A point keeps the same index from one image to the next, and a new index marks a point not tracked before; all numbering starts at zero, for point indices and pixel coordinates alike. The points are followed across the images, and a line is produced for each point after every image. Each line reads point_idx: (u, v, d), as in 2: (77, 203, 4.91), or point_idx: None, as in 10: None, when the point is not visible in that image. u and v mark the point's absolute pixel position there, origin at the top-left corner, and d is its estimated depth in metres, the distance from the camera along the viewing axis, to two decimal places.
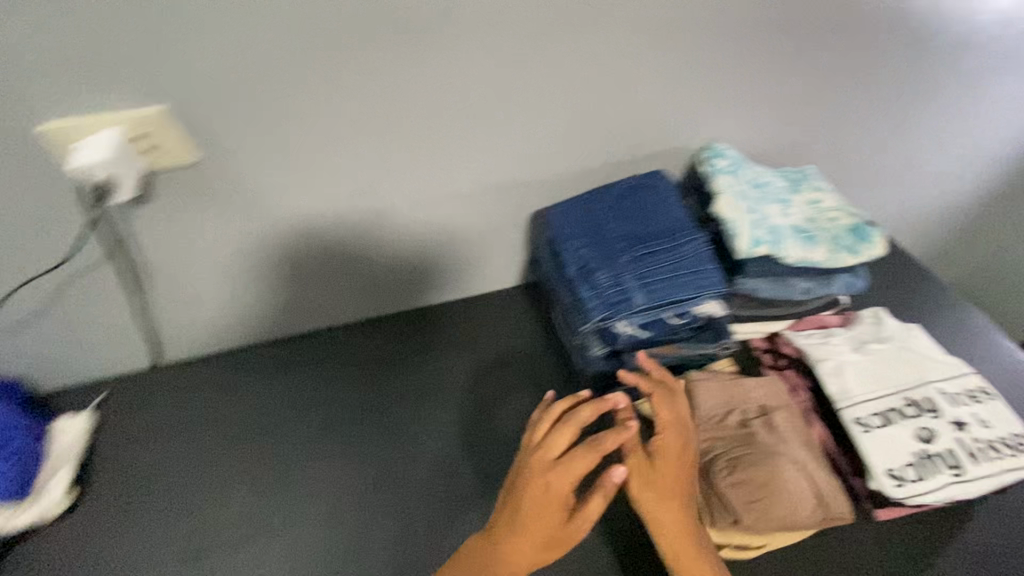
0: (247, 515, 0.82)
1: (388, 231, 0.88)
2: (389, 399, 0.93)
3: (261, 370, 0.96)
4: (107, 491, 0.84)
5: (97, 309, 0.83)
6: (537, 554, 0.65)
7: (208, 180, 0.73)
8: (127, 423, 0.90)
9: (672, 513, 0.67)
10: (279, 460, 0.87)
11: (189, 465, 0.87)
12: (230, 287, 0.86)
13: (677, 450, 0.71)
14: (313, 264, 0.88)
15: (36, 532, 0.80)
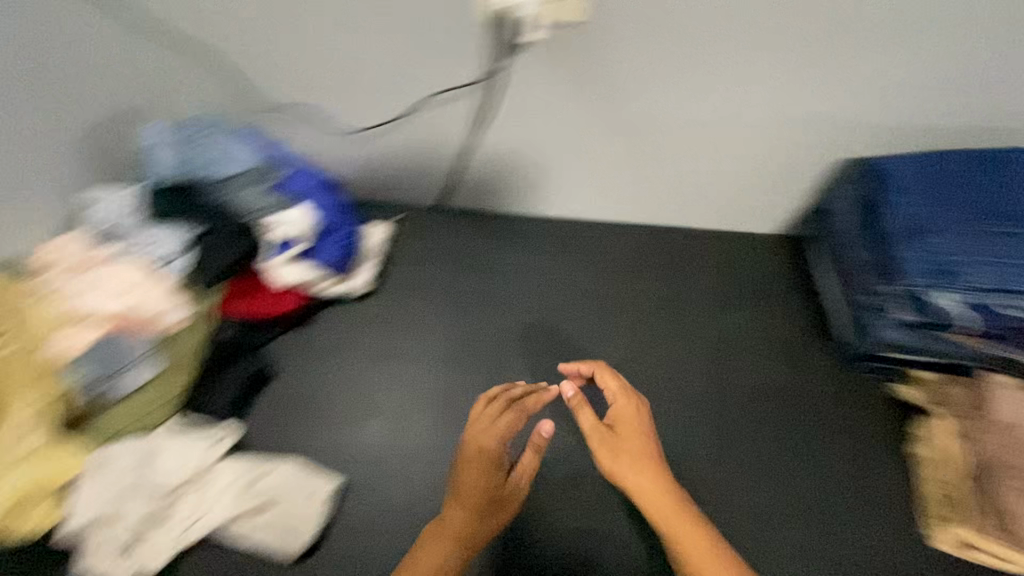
0: (502, 361, 0.94)
1: (691, 138, 0.90)
2: (640, 309, 0.99)
3: (525, 240, 1.06)
4: (394, 293, 1.01)
5: (428, 141, 0.95)
6: (477, 519, 0.70)
7: (574, 45, 0.79)
8: (417, 243, 1.06)
9: (633, 471, 0.71)
10: (538, 320, 0.98)
11: (459, 294, 1.01)
12: (534, 153, 0.95)
13: (630, 418, 0.76)
14: (611, 152, 0.94)
15: (343, 302, 0.98)
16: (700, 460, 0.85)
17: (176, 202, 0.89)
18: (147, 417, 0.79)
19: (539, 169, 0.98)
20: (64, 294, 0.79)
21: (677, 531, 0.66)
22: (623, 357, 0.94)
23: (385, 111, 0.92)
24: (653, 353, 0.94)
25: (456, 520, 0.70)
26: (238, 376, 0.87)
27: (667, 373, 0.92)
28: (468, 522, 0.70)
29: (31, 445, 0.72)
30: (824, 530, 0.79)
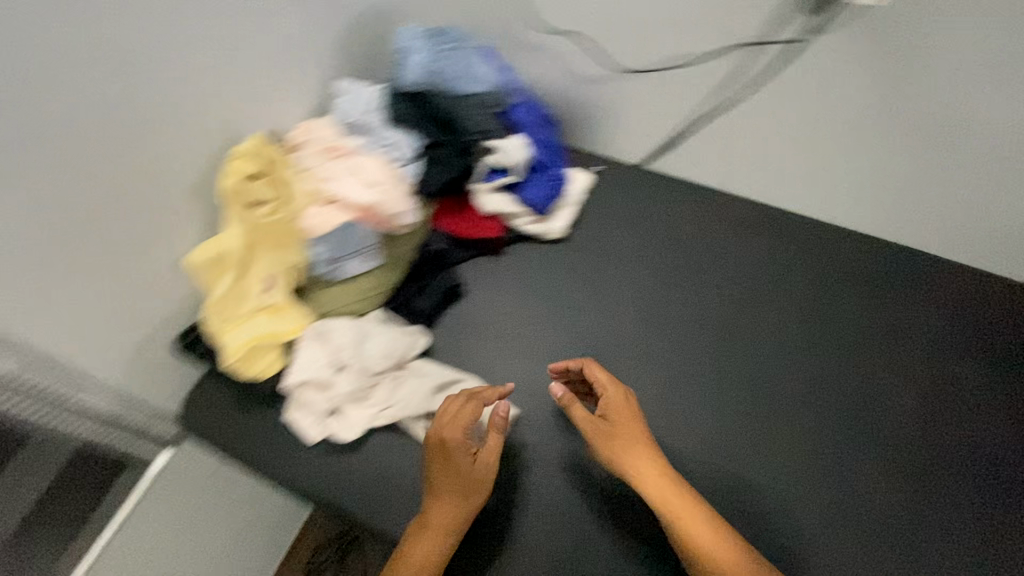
0: (659, 340, 0.89)
1: (943, 153, 0.87)
2: (814, 321, 0.88)
3: (724, 224, 0.97)
4: (580, 247, 0.97)
5: (669, 95, 0.98)
6: (459, 511, 0.72)
7: (869, 27, 0.80)
8: (618, 199, 1.01)
9: (643, 458, 0.73)
10: (742, 314, 0.89)
11: (655, 260, 0.95)
12: (769, 130, 0.96)
13: (624, 417, 0.76)
14: (847, 149, 0.92)
15: (535, 241, 0.98)
16: (845, 503, 0.78)
17: (414, 110, 0.93)
18: (360, 302, 0.87)
19: (765, 150, 0.98)
20: (312, 173, 0.83)
21: (689, 522, 0.68)
22: (785, 366, 0.85)
23: (642, 54, 0.95)
24: (820, 368, 0.85)
25: (441, 513, 0.72)
26: (438, 287, 0.91)
27: (864, 409, 0.82)
28: (457, 512, 0.72)
29: (274, 299, 0.81)
30: None
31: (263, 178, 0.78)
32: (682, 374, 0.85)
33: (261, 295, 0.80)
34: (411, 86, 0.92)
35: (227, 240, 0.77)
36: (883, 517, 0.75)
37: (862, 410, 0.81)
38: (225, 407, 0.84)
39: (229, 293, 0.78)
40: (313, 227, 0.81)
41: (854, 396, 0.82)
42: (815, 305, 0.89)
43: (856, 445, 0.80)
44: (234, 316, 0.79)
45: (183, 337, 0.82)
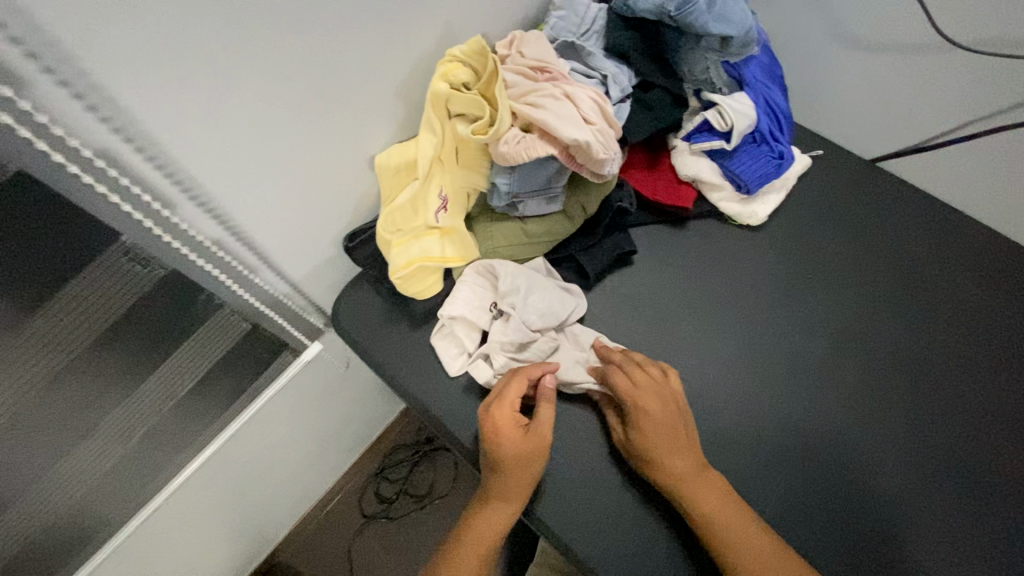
0: (817, 349, 0.79)
1: None
2: (977, 361, 0.78)
3: (943, 248, 0.86)
4: (778, 238, 0.87)
5: (935, 94, 0.86)
6: (515, 489, 0.69)
7: None
8: (826, 198, 0.90)
9: (675, 457, 0.66)
10: (953, 369, 0.77)
11: (857, 279, 0.84)
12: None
13: (660, 413, 0.68)
14: None
15: (727, 224, 0.88)
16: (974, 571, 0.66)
17: (638, 42, 0.81)
18: (530, 245, 0.80)
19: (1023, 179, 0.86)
20: (518, 93, 0.74)
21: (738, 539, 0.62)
22: (937, 402, 0.76)
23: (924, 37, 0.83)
24: (972, 413, 0.75)
25: (501, 486, 0.69)
26: (610, 248, 0.83)
27: None
28: (521, 488, 0.69)
29: (446, 222, 0.76)
30: None
31: (473, 87, 0.70)
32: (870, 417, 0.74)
33: (436, 214, 0.75)
34: (650, 8, 0.76)
35: (423, 147, 0.73)
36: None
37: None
38: (377, 314, 0.83)
39: (407, 203, 0.75)
40: (506, 156, 0.71)
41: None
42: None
43: (994, 501, 0.70)
44: (406, 229, 0.75)
45: (350, 239, 0.80)
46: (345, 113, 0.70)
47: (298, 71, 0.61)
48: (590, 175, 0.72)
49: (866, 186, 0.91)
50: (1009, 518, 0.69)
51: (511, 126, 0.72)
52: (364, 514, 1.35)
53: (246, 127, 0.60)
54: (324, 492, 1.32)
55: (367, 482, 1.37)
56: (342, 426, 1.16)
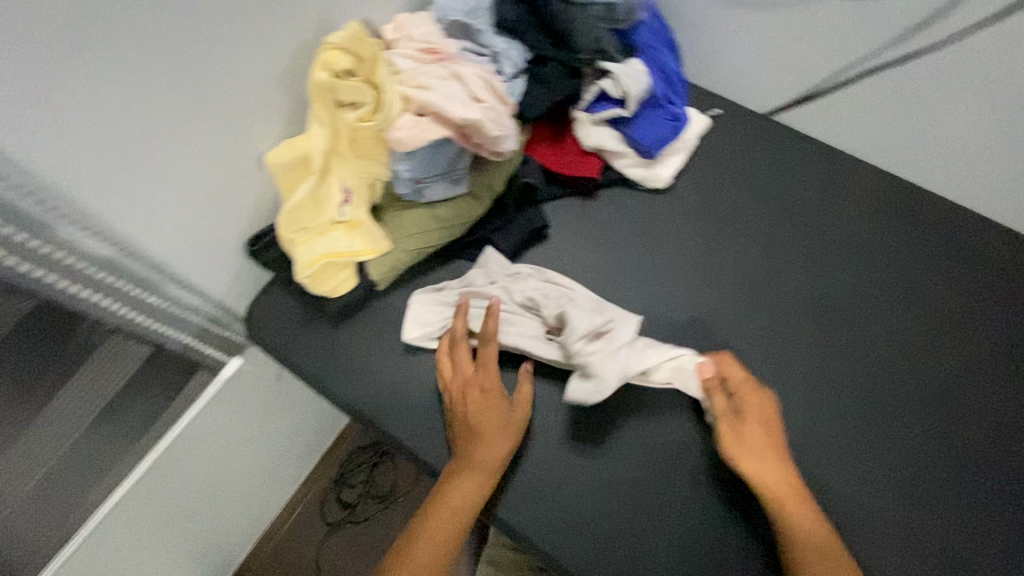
0: (731, 304, 0.81)
1: None
2: (876, 295, 0.81)
3: (841, 191, 0.89)
4: (683, 198, 0.89)
5: (814, 40, 0.89)
6: (495, 455, 0.69)
7: None
8: (729, 154, 0.92)
9: (767, 459, 0.66)
10: (863, 304, 0.80)
11: (767, 228, 0.86)
12: (915, 96, 0.87)
13: (760, 418, 0.68)
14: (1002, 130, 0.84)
15: (636, 188, 0.89)
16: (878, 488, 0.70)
17: (528, 15, 0.82)
18: (441, 231, 0.80)
19: (907, 114, 0.90)
20: (407, 78, 0.73)
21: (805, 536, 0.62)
22: (842, 339, 0.78)
23: None
24: (875, 346, 0.78)
25: (478, 458, 0.68)
26: (522, 223, 0.83)
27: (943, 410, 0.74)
28: (495, 459, 0.69)
29: (351, 215, 0.75)
30: None
31: (357, 74, 0.69)
32: (787, 359, 0.77)
33: (339, 208, 0.74)
34: None
35: (314, 141, 0.71)
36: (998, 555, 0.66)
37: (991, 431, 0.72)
38: (291, 320, 0.81)
39: (306, 201, 0.73)
40: (403, 141, 0.71)
41: (983, 414, 0.73)
42: (945, 308, 0.80)
43: (896, 425, 0.73)
44: (310, 227, 0.74)
45: (253, 243, 0.78)
46: (222, 115, 0.66)
47: (153, 74, 0.57)
48: (490, 153, 0.72)
49: (765, 138, 0.93)
50: (923, 439, 0.72)
51: (403, 112, 0.71)
52: (327, 521, 1.32)
53: (103, 140, 0.56)
54: (281, 506, 1.29)
55: (327, 490, 1.34)
56: (286, 439, 1.13)
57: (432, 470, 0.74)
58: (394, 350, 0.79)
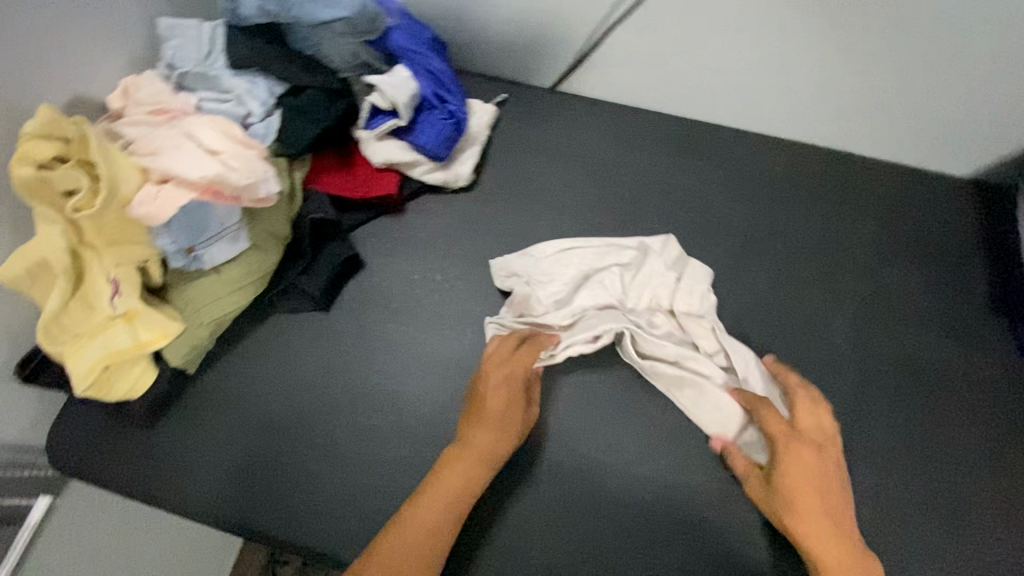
0: None
1: (845, 61, 0.79)
2: (687, 236, 0.83)
3: (637, 142, 0.90)
4: (489, 191, 0.88)
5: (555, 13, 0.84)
6: (494, 449, 0.65)
7: None
8: (524, 136, 0.91)
9: (806, 498, 0.63)
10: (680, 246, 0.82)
11: (577, 197, 0.87)
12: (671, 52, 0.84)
13: (803, 456, 0.65)
14: (757, 64, 0.82)
15: (443, 191, 0.87)
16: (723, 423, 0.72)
17: (264, 46, 0.75)
18: (237, 294, 0.74)
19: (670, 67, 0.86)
20: (140, 147, 0.67)
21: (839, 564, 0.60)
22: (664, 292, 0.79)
23: None
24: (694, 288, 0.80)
25: (484, 437, 0.66)
26: (328, 260, 0.78)
27: (761, 333, 0.77)
28: (498, 444, 0.66)
29: (125, 306, 0.67)
30: (880, 522, 0.67)
31: (70, 159, 0.62)
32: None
33: (110, 301, 0.67)
34: (255, 12, 0.72)
35: (45, 241, 0.63)
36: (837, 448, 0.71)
37: (811, 334, 0.77)
38: (101, 436, 0.74)
39: (65, 305, 0.65)
40: (148, 216, 0.64)
41: (801, 322, 0.78)
42: (746, 230, 0.83)
43: None
44: (81, 331, 0.67)
45: (23, 367, 0.70)
46: None
47: None
48: (253, 202, 0.67)
49: (557, 109, 0.92)
50: None
51: (143, 184, 0.65)
52: None
53: None
54: None
55: None
56: None
57: (289, 546, 0.69)
58: (224, 431, 0.74)
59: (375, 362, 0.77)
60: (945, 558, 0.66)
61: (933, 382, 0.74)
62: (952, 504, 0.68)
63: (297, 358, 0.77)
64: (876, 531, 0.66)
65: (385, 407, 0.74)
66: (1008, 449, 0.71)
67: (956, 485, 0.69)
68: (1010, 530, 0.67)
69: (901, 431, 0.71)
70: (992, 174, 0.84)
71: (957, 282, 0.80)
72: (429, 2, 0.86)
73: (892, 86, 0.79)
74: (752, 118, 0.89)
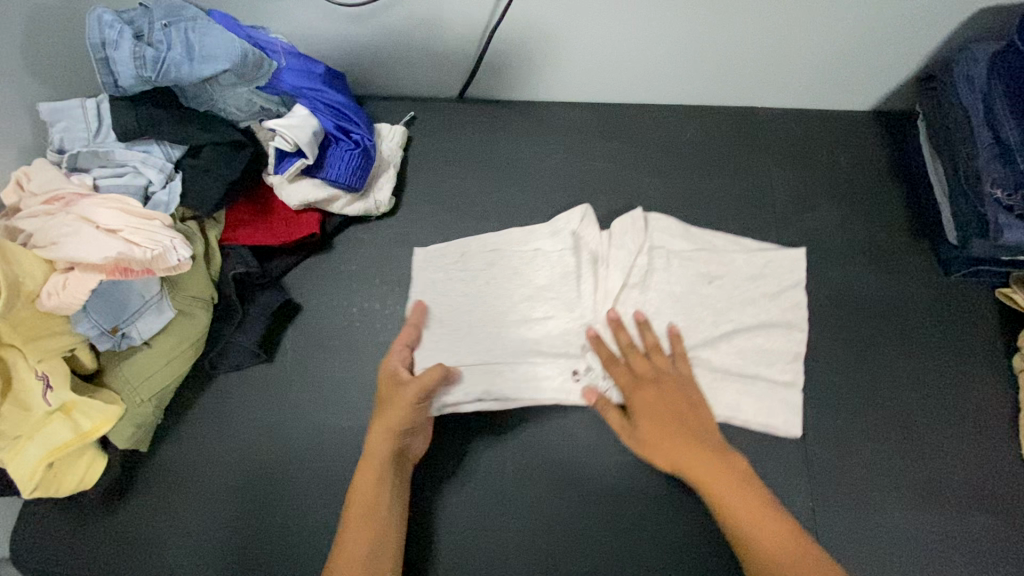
0: None
1: (728, 30, 0.78)
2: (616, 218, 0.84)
3: (554, 133, 0.90)
4: (412, 211, 0.88)
5: (437, 29, 0.83)
6: (393, 416, 0.67)
7: None
8: (440, 149, 0.91)
9: (673, 444, 0.64)
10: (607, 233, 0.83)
11: (500, 198, 0.87)
12: (564, 47, 0.83)
13: (654, 408, 0.67)
14: (649, 45, 0.82)
15: (367, 221, 0.86)
16: None
17: (151, 112, 0.73)
18: (174, 365, 0.73)
19: (568, 61, 0.85)
20: (37, 238, 0.65)
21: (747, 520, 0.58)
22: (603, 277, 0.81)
23: None
24: None
25: (388, 412, 0.67)
26: (261, 314, 0.78)
27: None
28: (402, 413, 0.67)
29: (60, 400, 0.66)
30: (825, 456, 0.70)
31: None
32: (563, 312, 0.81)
33: (43, 398, 0.65)
34: (134, 81, 0.69)
35: None
36: (784, 415, 0.71)
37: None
38: (64, 527, 0.73)
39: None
40: (63, 307, 0.64)
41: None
42: (670, 200, 0.85)
43: None
44: (23, 430, 0.65)
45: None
46: None
47: None
48: (165, 271, 0.67)
49: (468, 116, 0.92)
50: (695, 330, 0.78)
51: (49, 275, 0.64)
52: None
53: None
54: None
55: None
56: None
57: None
58: (196, 503, 0.73)
59: (329, 403, 0.77)
60: (898, 481, 0.69)
61: (867, 315, 0.76)
62: (891, 430, 0.71)
63: (251, 413, 0.77)
64: (824, 469, 0.70)
65: (346, 446, 0.75)
66: (939, 359, 0.74)
67: (899, 406, 0.72)
68: (955, 438, 0.70)
69: (833, 367, 0.74)
70: (892, 100, 0.86)
71: (875, 213, 0.81)
72: (312, 36, 0.85)
73: (777, 46, 0.80)
74: (658, 92, 0.89)
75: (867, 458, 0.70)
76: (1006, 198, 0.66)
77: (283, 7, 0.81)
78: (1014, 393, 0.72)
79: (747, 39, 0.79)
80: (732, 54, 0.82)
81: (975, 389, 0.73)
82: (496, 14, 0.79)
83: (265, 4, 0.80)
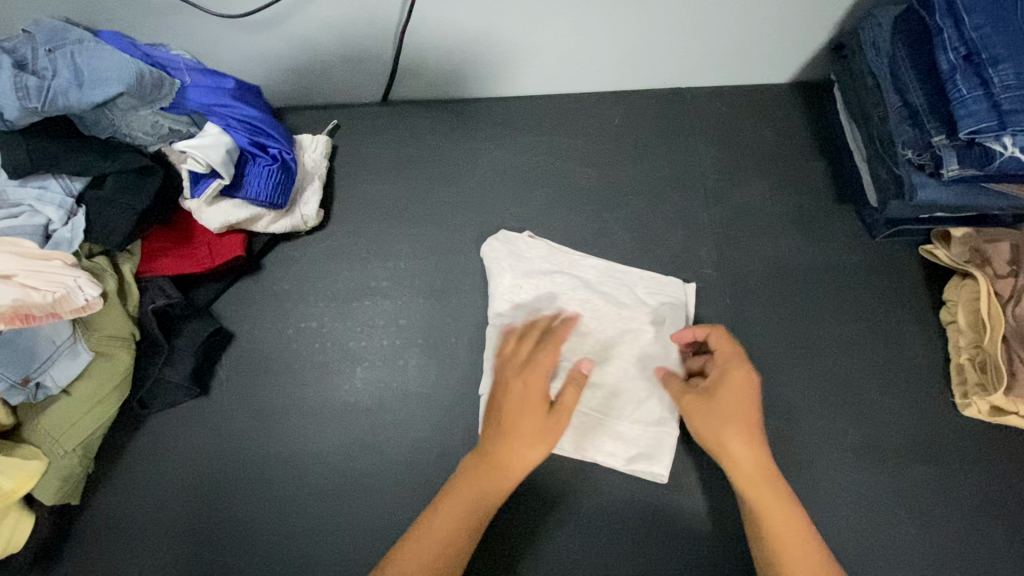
0: (434, 294, 0.80)
1: (641, 16, 0.78)
2: (553, 209, 0.83)
3: (482, 129, 0.88)
4: (343, 223, 0.85)
5: (347, 35, 0.80)
6: (502, 451, 0.59)
7: None
8: (367, 156, 0.88)
9: (746, 446, 0.59)
10: (544, 227, 0.83)
11: (433, 201, 0.85)
12: (482, 43, 0.81)
13: (740, 401, 0.61)
14: (567, 35, 0.81)
15: (296, 238, 0.84)
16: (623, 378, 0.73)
17: (44, 144, 0.67)
18: (99, 409, 0.69)
19: (487, 56, 0.83)
20: None
21: (785, 545, 0.56)
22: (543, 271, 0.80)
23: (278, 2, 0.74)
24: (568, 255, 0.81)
25: (502, 446, 0.59)
26: (188, 346, 0.74)
27: None
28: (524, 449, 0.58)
29: None
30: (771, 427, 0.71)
31: None
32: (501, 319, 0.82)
33: None
34: (21, 114, 0.64)
35: None
36: None
37: (682, 273, 0.79)
38: None
39: None
40: None
41: (673, 265, 0.79)
42: (602, 187, 0.84)
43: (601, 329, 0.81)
44: None
45: None
46: None
47: None
48: (73, 312, 0.63)
49: (393, 119, 0.90)
50: None
51: None
52: None
53: None
54: None
55: None
56: None
57: None
58: (141, 548, 0.70)
59: (271, 431, 0.74)
60: (842, 443, 0.71)
61: (800, 284, 0.78)
62: (830, 395, 0.73)
63: (190, 449, 0.74)
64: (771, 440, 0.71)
65: (293, 473, 0.72)
66: (871, 320, 0.76)
67: (838, 371, 0.74)
68: (892, 396, 0.72)
69: (773, 338, 0.75)
70: (809, 71, 0.87)
71: (800, 182, 0.83)
72: (221, 52, 0.81)
73: (690, 28, 0.80)
74: (582, 81, 0.88)
75: (812, 424, 0.71)
76: (916, 158, 0.67)
77: (179, 21, 0.76)
78: (944, 346, 0.75)
79: (661, 24, 0.79)
80: (648, 38, 0.81)
81: (906, 346, 0.75)
82: (405, 15, 0.77)
83: (159, 21, 0.76)
